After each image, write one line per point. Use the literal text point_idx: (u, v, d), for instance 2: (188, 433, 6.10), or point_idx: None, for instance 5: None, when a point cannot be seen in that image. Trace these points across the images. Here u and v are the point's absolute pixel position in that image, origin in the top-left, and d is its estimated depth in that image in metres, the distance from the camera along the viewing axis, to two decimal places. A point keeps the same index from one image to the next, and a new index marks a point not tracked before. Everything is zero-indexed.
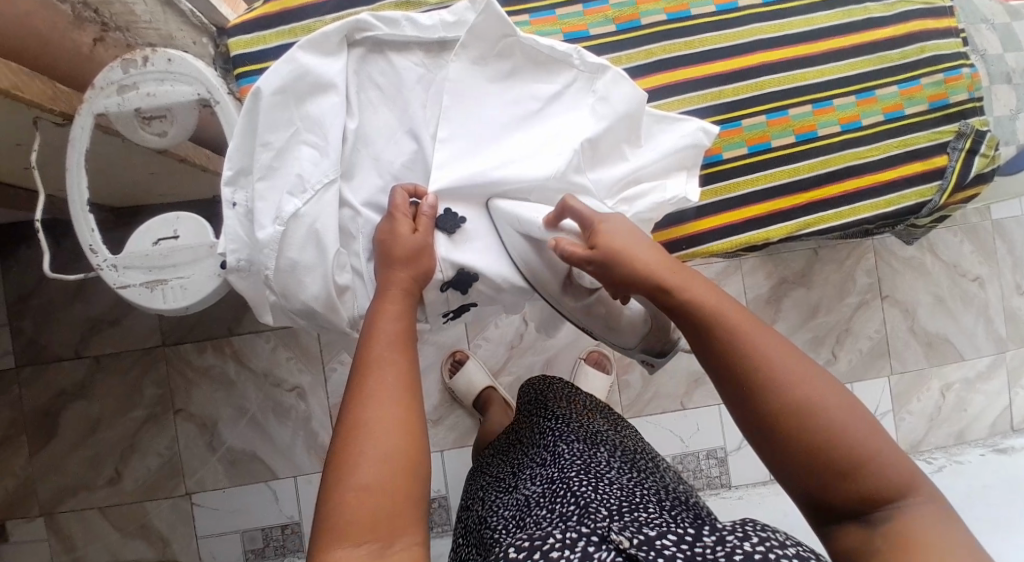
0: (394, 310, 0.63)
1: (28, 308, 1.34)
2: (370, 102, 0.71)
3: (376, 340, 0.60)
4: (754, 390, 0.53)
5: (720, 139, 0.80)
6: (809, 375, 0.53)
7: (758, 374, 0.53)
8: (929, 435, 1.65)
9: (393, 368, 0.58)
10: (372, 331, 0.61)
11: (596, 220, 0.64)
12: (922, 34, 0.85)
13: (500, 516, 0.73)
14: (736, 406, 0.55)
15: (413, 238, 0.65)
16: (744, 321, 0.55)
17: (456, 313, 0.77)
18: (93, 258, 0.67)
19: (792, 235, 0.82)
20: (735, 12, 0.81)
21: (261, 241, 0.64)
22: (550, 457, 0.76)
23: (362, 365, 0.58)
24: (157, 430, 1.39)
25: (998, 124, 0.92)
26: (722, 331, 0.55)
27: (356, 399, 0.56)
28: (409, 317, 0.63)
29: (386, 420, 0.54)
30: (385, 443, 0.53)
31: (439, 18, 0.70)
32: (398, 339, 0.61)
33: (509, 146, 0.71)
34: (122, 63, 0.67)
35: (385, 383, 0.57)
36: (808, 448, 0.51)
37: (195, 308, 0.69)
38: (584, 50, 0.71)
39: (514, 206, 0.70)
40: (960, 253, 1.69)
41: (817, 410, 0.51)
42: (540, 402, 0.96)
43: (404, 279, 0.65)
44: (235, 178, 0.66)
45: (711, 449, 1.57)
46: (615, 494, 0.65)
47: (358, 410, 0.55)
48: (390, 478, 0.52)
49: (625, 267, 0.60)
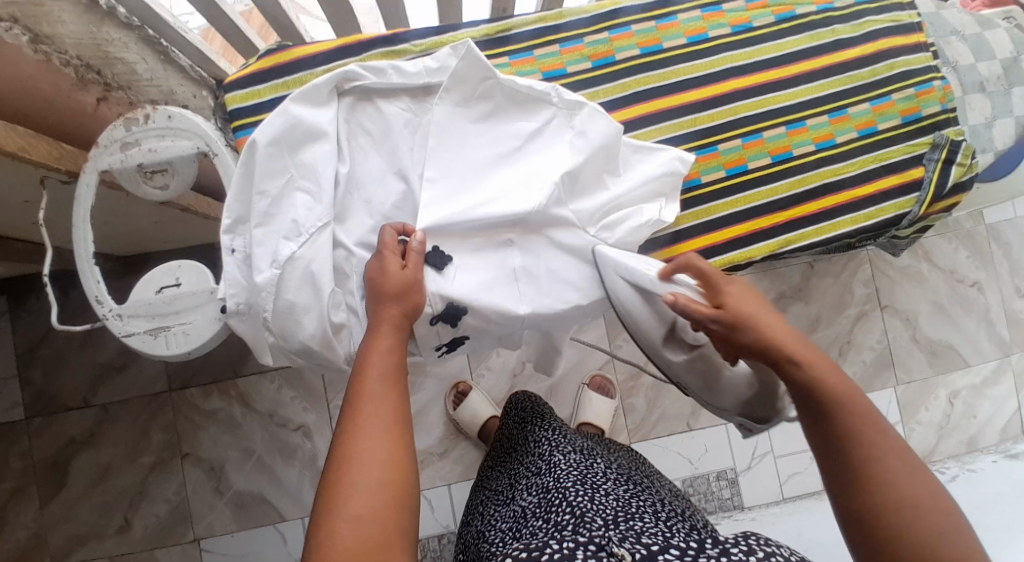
0: (385, 345, 0.64)
1: (37, 359, 1.37)
2: (360, 147, 0.75)
3: (369, 372, 0.62)
4: (858, 474, 0.55)
5: (698, 164, 0.83)
6: (915, 473, 0.54)
7: (864, 460, 0.55)
8: (939, 444, 1.64)
9: (383, 398, 0.61)
10: (365, 363, 0.63)
11: (721, 279, 0.67)
12: (890, 51, 0.88)
13: (498, 528, 0.77)
14: (833, 484, 0.57)
15: (402, 274, 0.67)
16: (860, 406, 0.57)
17: (450, 346, 0.79)
18: (98, 309, 0.69)
19: (774, 253, 0.84)
20: (707, 42, 0.85)
21: (259, 284, 0.67)
22: (546, 470, 0.79)
23: (355, 392, 0.61)
24: (165, 476, 1.40)
25: (973, 133, 0.95)
26: (839, 410, 0.58)
27: (349, 429, 0.58)
28: (401, 348, 0.65)
29: (380, 448, 0.57)
30: (378, 471, 0.55)
31: (423, 65, 0.74)
32: (391, 370, 0.63)
33: (491, 184, 0.74)
34: (125, 122, 0.72)
35: (381, 411, 0.59)
36: (896, 540, 0.52)
37: (197, 353, 0.71)
38: (563, 88, 0.75)
39: (624, 258, 0.73)
40: (956, 259, 1.70)
41: (914, 508, 0.52)
42: (535, 413, 0.99)
43: (395, 314, 0.66)
44: (233, 226, 0.69)
45: (721, 469, 1.57)
46: (610, 504, 0.68)
47: (353, 439, 0.57)
48: (381, 505, 0.54)
49: (751, 330, 0.63)
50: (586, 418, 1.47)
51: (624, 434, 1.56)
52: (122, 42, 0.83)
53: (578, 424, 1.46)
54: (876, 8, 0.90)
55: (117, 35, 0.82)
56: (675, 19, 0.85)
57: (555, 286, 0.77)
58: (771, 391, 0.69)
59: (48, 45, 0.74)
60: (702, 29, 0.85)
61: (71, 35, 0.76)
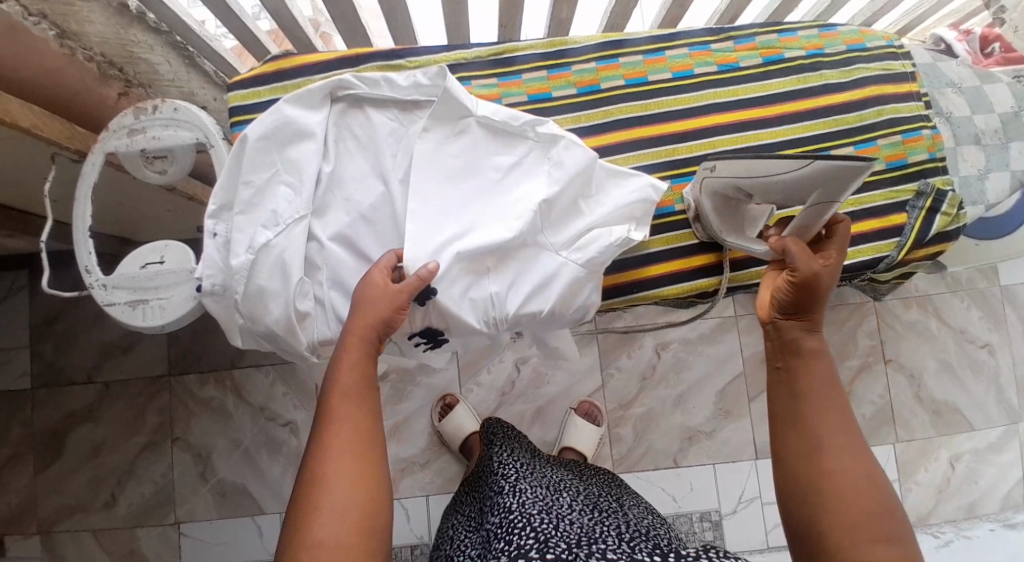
0: (350, 359, 0.68)
1: (50, 332, 1.44)
2: (347, 150, 0.79)
3: (337, 389, 0.66)
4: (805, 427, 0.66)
5: (672, 193, 0.84)
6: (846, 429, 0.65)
7: (812, 418, 0.66)
8: (936, 508, 1.58)
9: (352, 417, 0.66)
10: (334, 380, 0.67)
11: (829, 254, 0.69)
12: (880, 97, 0.89)
13: (467, 553, 0.78)
14: (787, 441, 0.66)
15: (380, 288, 0.70)
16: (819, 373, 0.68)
17: (428, 337, 0.81)
18: (87, 278, 0.74)
19: (745, 285, 0.85)
20: (691, 78, 0.87)
21: (234, 268, 0.71)
22: (510, 491, 0.79)
23: (324, 413, 0.66)
24: (154, 457, 1.44)
25: (964, 184, 0.93)
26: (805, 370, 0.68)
27: (319, 452, 0.64)
28: (370, 364, 0.69)
29: (345, 464, 0.63)
30: (345, 486, 0.62)
31: (414, 81, 0.78)
32: (356, 382, 0.67)
33: (462, 195, 0.78)
34: (134, 111, 0.77)
35: (347, 421, 0.65)
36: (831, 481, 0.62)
37: (171, 328, 0.75)
38: (539, 124, 0.79)
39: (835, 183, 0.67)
40: (967, 318, 1.65)
41: (844, 457, 0.63)
42: (507, 439, 1.02)
43: (360, 326, 0.69)
44: (218, 212, 0.73)
45: (705, 511, 1.54)
46: (575, 530, 0.69)
47: (321, 463, 0.63)
48: (353, 504, 0.61)
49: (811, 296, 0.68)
50: (569, 442, 1.46)
51: (608, 464, 1.54)
52: (148, 45, 0.90)
53: (560, 448, 1.45)
54: (869, 56, 0.92)
55: (144, 39, 0.89)
56: (663, 54, 0.88)
57: (522, 297, 0.77)
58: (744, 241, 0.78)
59: (74, 41, 0.82)
60: (688, 66, 0.88)
61: (97, 34, 0.84)
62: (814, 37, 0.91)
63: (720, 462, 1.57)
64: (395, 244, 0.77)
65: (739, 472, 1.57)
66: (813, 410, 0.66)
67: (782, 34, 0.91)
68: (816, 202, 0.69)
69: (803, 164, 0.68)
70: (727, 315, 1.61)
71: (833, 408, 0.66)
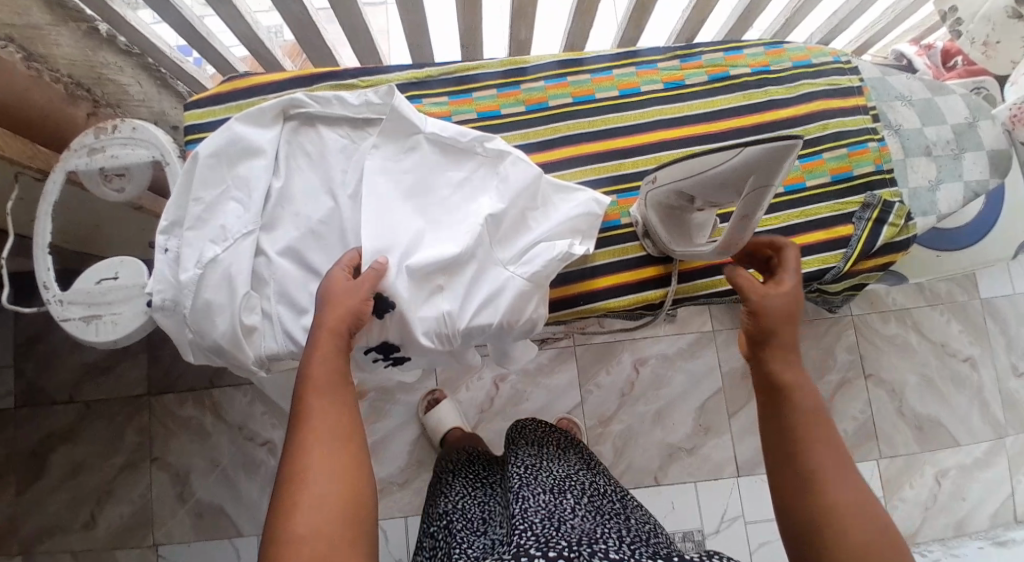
0: (324, 350, 0.68)
1: (31, 352, 1.45)
2: (298, 166, 0.81)
3: (313, 383, 0.66)
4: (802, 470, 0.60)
5: (618, 206, 0.86)
6: (840, 463, 0.60)
7: (806, 458, 0.61)
8: (923, 525, 1.55)
9: (333, 413, 0.65)
10: (308, 373, 0.67)
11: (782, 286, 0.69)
12: (825, 111, 0.92)
13: (463, 552, 0.80)
14: (785, 490, 0.61)
15: (347, 282, 0.72)
16: (805, 409, 0.63)
17: (382, 351, 0.82)
18: (43, 292, 0.76)
19: (692, 296, 0.86)
20: (638, 96, 0.90)
21: (182, 282, 0.72)
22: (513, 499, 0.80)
23: (297, 412, 0.65)
24: (133, 478, 1.45)
25: (913, 196, 0.94)
26: (790, 409, 0.64)
27: (298, 447, 0.63)
28: (340, 358, 0.68)
29: (328, 460, 0.62)
30: (330, 483, 0.61)
31: (366, 99, 0.81)
32: (332, 378, 0.67)
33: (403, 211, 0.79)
34: (95, 131, 0.80)
35: (328, 419, 0.64)
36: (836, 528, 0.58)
37: (124, 343, 0.77)
38: (487, 140, 0.82)
39: (763, 162, 0.59)
40: (947, 332, 1.65)
41: (844, 500, 0.59)
42: (520, 436, 1.02)
43: (332, 318, 0.69)
44: (169, 228, 0.75)
45: (688, 531, 1.51)
46: (575, 533, 0.70)
47: (301, 458, 0.62)
48: (335, 502, 0.60)
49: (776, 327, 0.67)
50: None
51: None
52: (117, 66, 0.95)
53: None
54: (813, 72, 0.94)
55: (114, 60, 0.94)
56: (611, 73, 0.90)
57: (472, 309, 0.78)
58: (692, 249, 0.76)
59: (41, 63, 0.85)
60: (635, 84, 0.90)
61: (65, 56, 0.87)
62: (759, 56, 0.94)
63: (701, 480, 1.55)
64: None
65: (721, 490, 1.55)
66: (807, 449, 0.61)
67: (727, 53, 0.94)
68: (750, 188, 0.61)
69: (733, 152, 0.61)
70: (705, 330, 1.61)
71: (821, 439, 0.62)
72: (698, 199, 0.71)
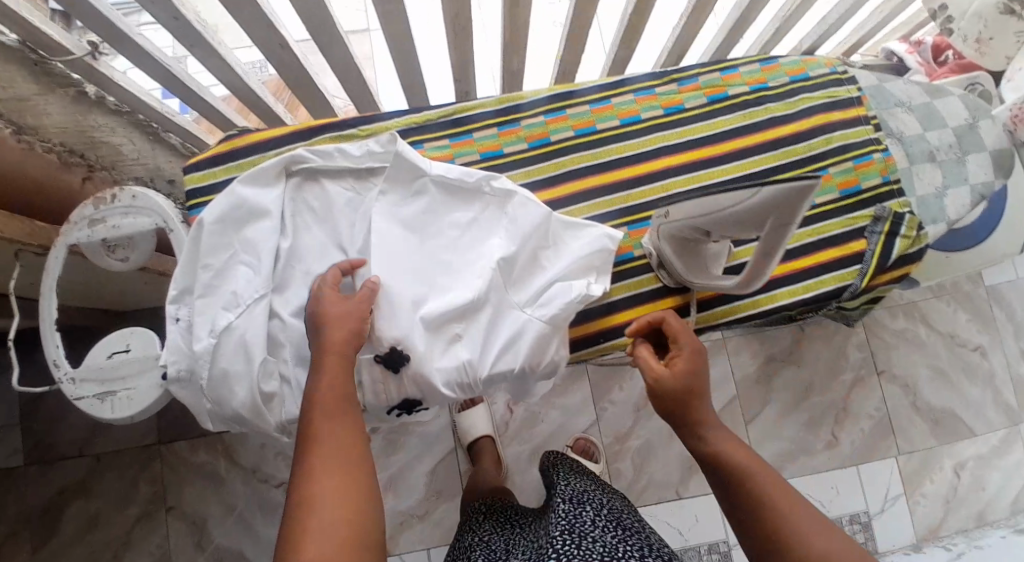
0: (329, 374, 0.67)
1: (37, 410, 1.43)
2: (304, 223, 0.79)
3: (318, 407, 0.65)
4: (753, 511, 0.64)
5: (629, 239, 0.85)
6: (782, 494, 0.64)
7: (754, 500, 0.64)
8: (946, 518, 1.55)
9: (340, 437, 0.64)
10: (314, 396, 0.66)
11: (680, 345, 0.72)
12: (828, 127, 0.91)
13: None
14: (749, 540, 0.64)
15: (345, 303, 0.70)
16: (742, 459, 0.67)
17: (404, 408, 0.80)
18: (54, 371, 0.74)
19: (711, 325, 0.84)
20: (639, 124, 0.89)
21: (197, 352, 0.71)
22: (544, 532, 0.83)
23: (305, 438, 0.63)
24: (149, 528, 1.43)
25: (921, 204, 0.93)
26: (724, 467, 0.67)
27: (305, 472, 0.60)
28: (348, 377, 0.68)
29: (335, 486, 0.59)
30: (337, 506, 0.58)
31: (367, 148, 0.80)
32: (336, 401, 0.66)
33: (412, 262, 0.78)
34: (94, 201, 0.78)
35: (333, 441, 0.63)
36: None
37: (142, 417, 0.75)
38: (493, 179, 0.80)
39: (783, 204, 0.58)
40: (955, 322, 1.65)
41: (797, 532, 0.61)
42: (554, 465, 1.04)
43: (339, 339, 0.68)
44: (179, 296, 0.74)
45: (712, 543, 1.50)
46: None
47: (308, 483, 0.59)
48: (342, 526, 0.56)
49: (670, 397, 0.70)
50: None
51: None
52: (109, 128, 0.93)
53: None
54: (813, 85, 0.93)
55: (104, 121, 0.92)
56: (610, 102, 0.89)
57: (493, 356, 0.77)
58: (706, 281, 0.76)
59: (32, 134, 0.83)
60: (635, 111, 0.89)
61: (55, 124, 0.86)
62: (756, 73, 0.93)
63: None
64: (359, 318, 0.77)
65: None
66: (752, 495, 0.64)
67: (725, 72, 0.92)
68: (769, 228, 0.61)
69: (751, 193, 0.60)
70: (715, 338, 1.60)
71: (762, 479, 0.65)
72: (713, 232, 0.70)
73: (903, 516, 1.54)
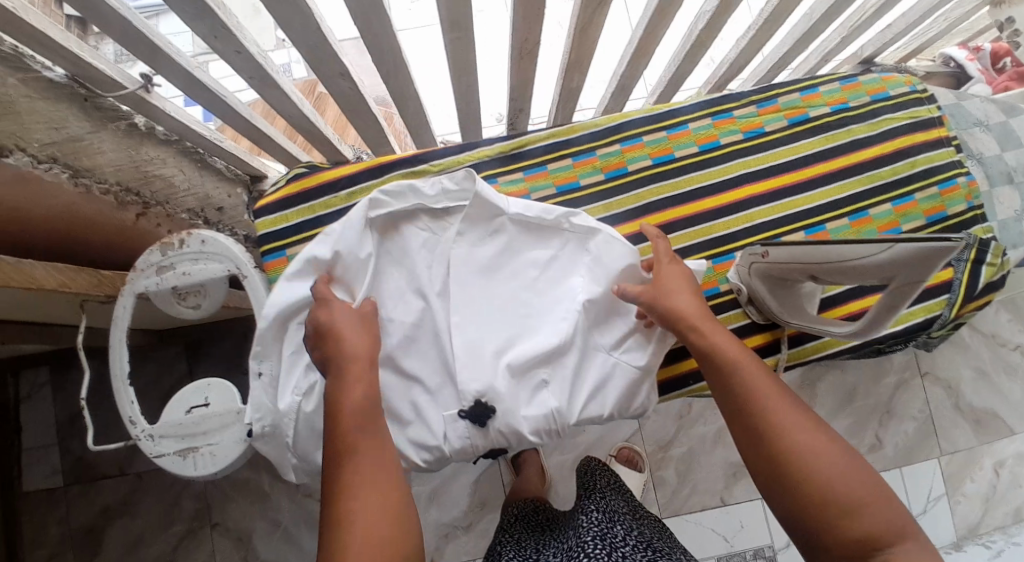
0: (354, 382, 0.61)
1: None
2: (382, 266, 0.76)
3: (344, 414, 0.59)
4: (747, 411, 0.62)
5: (715, 273, 0.82)
6: (777, 396, 0.62)
7: (748, 400, 0.62)
8: (987, 518, 1.55)
9: (374, 449, 0.58)
10: (339, 406, 0.60)
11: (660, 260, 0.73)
12: (911, 148, 0.88)
13: None
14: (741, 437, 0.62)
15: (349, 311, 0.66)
16: (735, 356, 0.64)
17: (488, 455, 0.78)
18: (131, 429, 0.72)
19: (803, 361, 0.82)
20: (718, 150, 0.86)
21: (283, 410, 0.69)
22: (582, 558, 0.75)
23: (336, 449, 0.58)
24: (192, 548, 1.29)
25: (1002, 228, 0.90)
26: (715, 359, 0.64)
27: (342, 492, 0.56)
28: (375, 388, 0.62)
29: (373, 500, 0.55)
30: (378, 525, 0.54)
31: (441, 187, 0.75)
32: (363, 406, 0.60)
33: (498, 307, 0.76)
34: (161, 247, 0.74)
35: (363, 447, 0.58)
36: (798, 472, 0.57)
37: (224, 472, 0.73)
38: (574, 216, 0.76)
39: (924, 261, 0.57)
40: (997, 322, 1.64)
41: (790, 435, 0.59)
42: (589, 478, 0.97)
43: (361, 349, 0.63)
44: (261, 351, 0.71)
45: (759, 548, 1.49)
46: None
47: (344, 502, 0.55)
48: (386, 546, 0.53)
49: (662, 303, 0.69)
50: None
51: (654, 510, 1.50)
52: (161, 159, 0.88)
53: None
54: (894, 104, 0.90)
55: (156, 153, 0.87)
56: (687, 127, 0.86)
57: (580, 404, 0.74)
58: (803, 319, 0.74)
59: (89, 177, 0.78)
60: (713, 137, 0.86)
61: (110, 163, 0.80)
62: (836, 92, 0.89)
63: None
64: (442, 365, 0.75)
65: None
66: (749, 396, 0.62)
67: (804, 92, 0.89)
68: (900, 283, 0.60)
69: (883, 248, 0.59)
70: None
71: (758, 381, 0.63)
72: (820, 276, 0.68)
73: (945, 517, 1.54)
